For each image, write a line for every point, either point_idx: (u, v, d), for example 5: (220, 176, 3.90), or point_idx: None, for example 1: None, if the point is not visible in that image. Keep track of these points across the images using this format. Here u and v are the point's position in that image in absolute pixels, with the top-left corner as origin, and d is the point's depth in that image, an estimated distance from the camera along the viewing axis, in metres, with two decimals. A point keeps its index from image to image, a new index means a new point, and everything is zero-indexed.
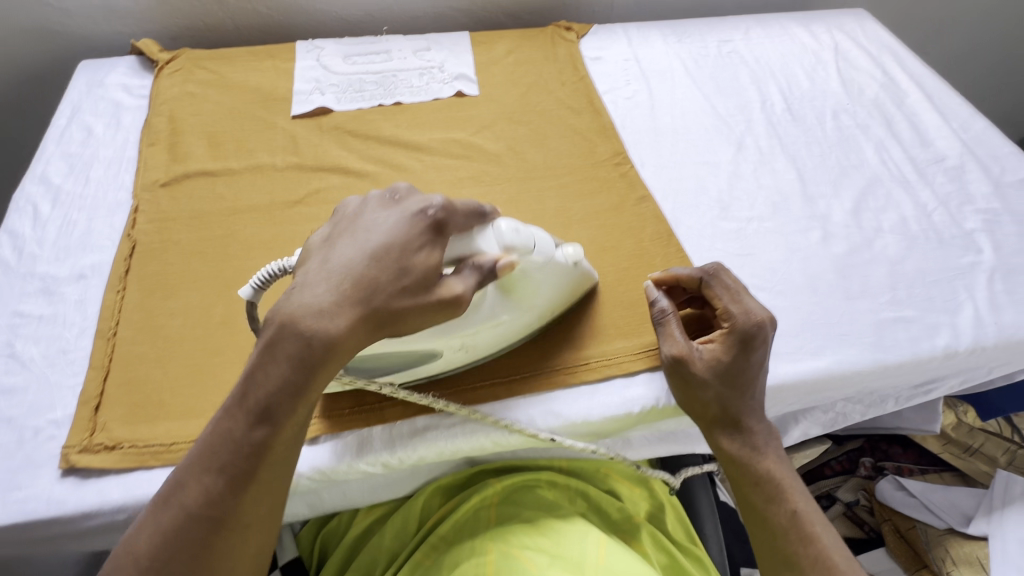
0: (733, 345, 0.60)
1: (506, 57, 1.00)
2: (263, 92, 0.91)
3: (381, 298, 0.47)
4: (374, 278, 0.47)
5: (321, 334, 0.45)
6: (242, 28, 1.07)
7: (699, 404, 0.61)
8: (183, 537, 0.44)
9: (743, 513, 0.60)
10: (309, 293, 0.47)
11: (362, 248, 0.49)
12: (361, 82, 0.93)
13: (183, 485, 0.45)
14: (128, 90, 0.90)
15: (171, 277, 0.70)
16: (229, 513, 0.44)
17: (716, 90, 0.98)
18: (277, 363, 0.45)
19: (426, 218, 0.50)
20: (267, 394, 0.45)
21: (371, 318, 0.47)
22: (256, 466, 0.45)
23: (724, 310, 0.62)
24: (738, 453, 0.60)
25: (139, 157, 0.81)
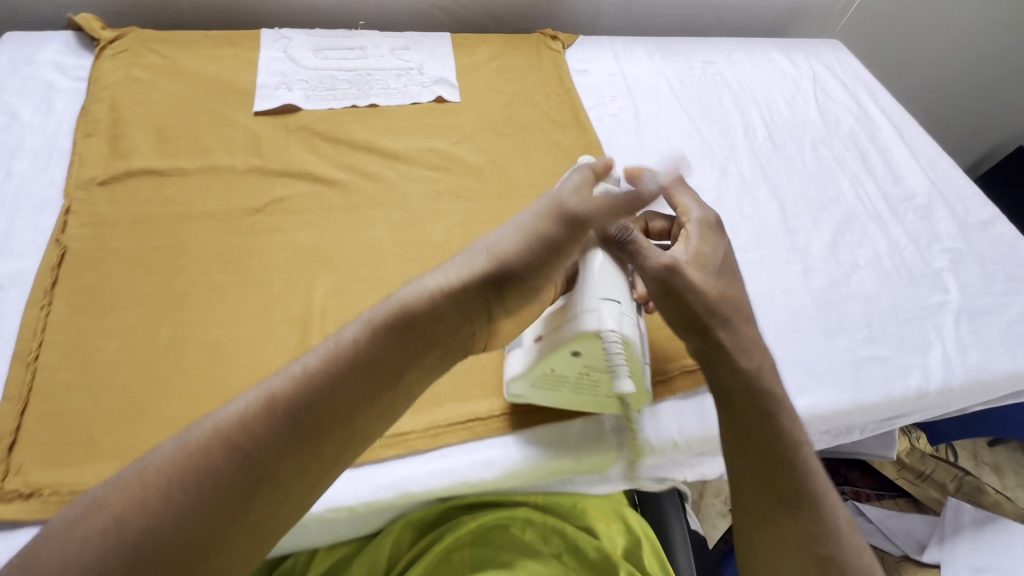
0: (708, 235, 0.59)
1: (489, 63, 0.96)
2: (221, 84, 0.82)
3: (517, 249, 0.49)
4: (535, 218, 0.51)
5: (431, 297, 0.45)
6: (200, 10, 0.97)
7: (705, 306, 0.54)
8: (218, 475, 0.35)
9: (748, 468, 0.51)
10: (454, 263, 0.48)
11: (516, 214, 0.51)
12: (333, 80, 0.86)
13: (243, 413, 0.37)
14: (62, 71, 0.80)
15: (110, 292, 0.61)
16: (275, 468, 0.37)
17: (700, 114, 0.97)
18: (396, 296, 0.45)
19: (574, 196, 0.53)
20: (373, 342, 0.42)
21: (500, 265, 0.48)
22: (328, 426, 0.39)
23: (688, 209, 0.62)
24: (750, 377, 0.53)
25: (73, 149, 0.71)
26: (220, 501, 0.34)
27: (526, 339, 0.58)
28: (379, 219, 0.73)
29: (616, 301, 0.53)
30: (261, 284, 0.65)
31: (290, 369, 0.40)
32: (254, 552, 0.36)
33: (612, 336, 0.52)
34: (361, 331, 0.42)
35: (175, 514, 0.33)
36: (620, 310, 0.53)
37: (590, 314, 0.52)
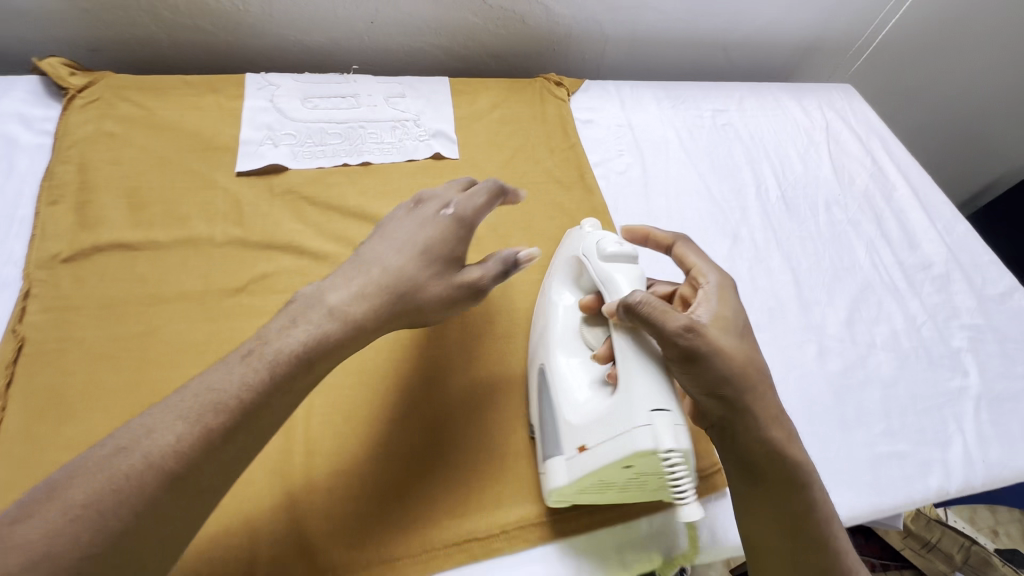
0: (727, 296, 0.58)
1: (490, 112, 0.90)
2: (201, 139, 0.76)
3: (418, 279, 0.56)
4: (429, 240, 0.58)
5: (334, 325, 0.50)
6: (181, 47, 0.91)
7: (738, 376, 0.52)
8: (133, 488, 0.39)
9: (771, 533, 0.54)
10: (361, 288, 0.53)
11: (403, 246, 0.58)
12: (323, 133, 0.81)
13: (155, 432, 0.41)
14: (26, 124, 0.73)
15: (73, 393, 0.56)
16: (191, 472, 0.41)
17: (711, 170, 0.92)
18: (298, 327, 0.49)
19: (442, 217, 0.60)
20: (300, 353, 0.48)
21: (402, 294, 0.55)
22: (244, 426, 0.44)
23: (699, 269, 0.61)
24: (774, 447, 0.52)
25: (35, 219, 0.65)
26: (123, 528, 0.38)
27: (570, 449, 0.56)
28: None
29: (668, 412, 0.50)
30: None
31: (197, 398, 0.43)
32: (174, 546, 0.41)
33: (672, 455, 0.49)
34: (274, 367, 0.46)
35: (87, 535, 0.36)
36: (673, 422, 0.50)
37: (642, 433, 0.49)
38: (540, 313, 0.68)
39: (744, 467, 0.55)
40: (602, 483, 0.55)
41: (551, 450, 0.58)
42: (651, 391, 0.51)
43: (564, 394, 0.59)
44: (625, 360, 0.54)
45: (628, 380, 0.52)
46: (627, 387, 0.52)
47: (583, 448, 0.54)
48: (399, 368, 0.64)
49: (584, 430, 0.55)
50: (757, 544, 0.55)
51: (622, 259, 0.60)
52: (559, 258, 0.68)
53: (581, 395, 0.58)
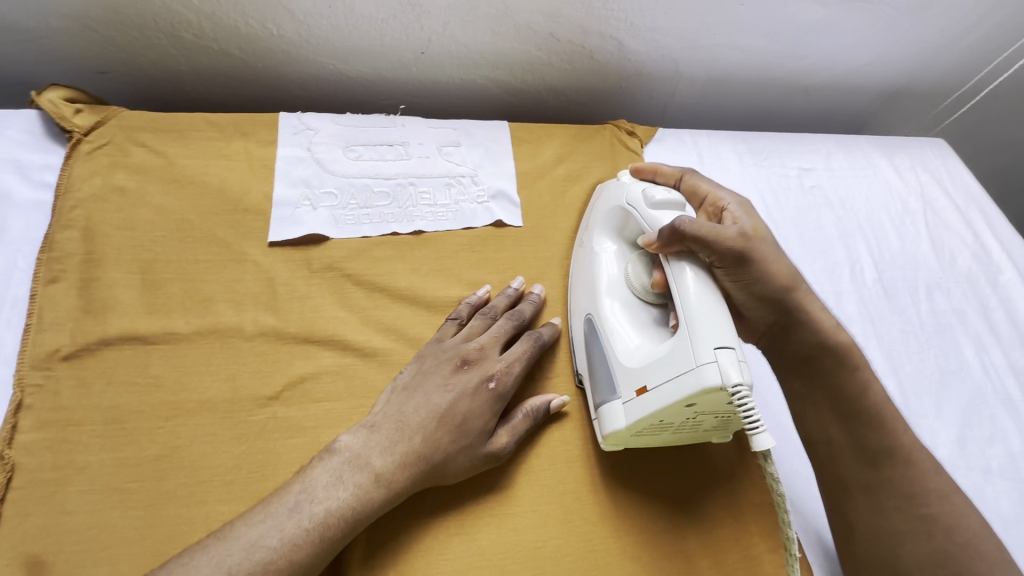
0: (752, 218, 0.59)
1: (555, 167, 0.79)
2: (227, 197, 0.65)
3: (442, 455, 0.52)
4: (472, 414, 0.54)
5: (378, 500, 0.49)
6: (203, 72, 0.79)
7: (779, 270, 0.56)
8: None
9: (831, 424, 0.57)
10: (396, 443, 0.52)
11: (433, 409, 0.54)
12: (367, 192, 0.69)
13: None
14: (23, 174, 0.62)
15: (72, 538, 0.47)
16: None
17: (800, 244, 0.82)
18: (343, 488, 0.48)
19: (484, 393, 0.56)
20: (331, 523, 0.47)
21: (427, 472, 0.52)
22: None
23: (714, 195, 0.62)
24: (824, 334, 0.57)
25: (32, 302, 0.55)
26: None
27: (627, 392, 0.54)
28: None
29: (733, 349, 0.48)
30: None
31: (244, 553, 0.44)
32: None
33: (741, 392, 0.46)
34: (322, 529, 0.46)
35: None
36: (739, 359, 0.48)
37: (710, 369, 0.47)
38: (579, 266, 0.66)
39: (796, 363, 0.59)
40: (662, 423, 0.52)
41: (606, 391, 0.56)
42: (719, 323, 0.48)
43: (615, 338, 0.57)
44: (684, 291, 0.51)
45: (690, 316, 0.50)
46: (688, 313, 0.50)
47: (643, 390, 0.52)
48: (464, 507, 0.54)
49: (639, 371, 0.53)
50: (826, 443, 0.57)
51: (672, 206, 0.58)
52: (599, 209, 0.67)
53: (630, 338, 0.57)
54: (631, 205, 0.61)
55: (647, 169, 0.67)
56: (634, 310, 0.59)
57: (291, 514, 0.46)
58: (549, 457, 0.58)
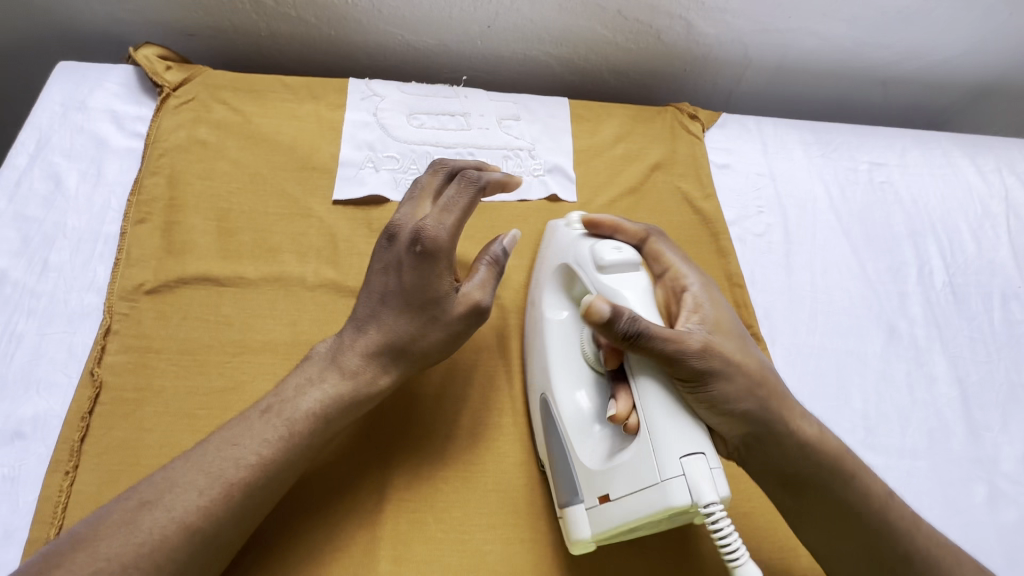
0: (715, 296, 0.55)
1: (613, 146, 0.78)
2: (297, 156, 0.69)
3: (399, 330, 0.53)
4: (413, 284, 0.53)
5: (343, 390, 0.50)
6: (279, 37, 0.82)
7: (753, 372, 0.50)
8: (165, 545, 0.41)
9: (836, 539, 0.52)
10: (361, 337, 0.53)
11: (381, 293, 0.54)
12: (428, 159, 0.71)
13: (180, 489, 0.43)
14: (118, 123, 0.68)
15: (145, 454, 0.51)
16: (212, 527, 0.43)
17: (865, 241, 0.78)
18: (314, 387, 0.50)
19: (415, 259, 0.53)
20: (296, 427, 0.48)
21: (391, 350, 0.52)
22: (256, 482, 0.45)
23: (673, 267, 0.57)
24: (808, 446, 0.51)
25: (122, 239, 0.60)
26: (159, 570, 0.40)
27: (590, 498, 0.49)
28: (470, 372, 0.60)
29: (702, 456, 0.43)
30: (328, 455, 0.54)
31: (219, 456, 0.45)
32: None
33: (711, 507, 0.42)
34: (292, 429, 0.48)
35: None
36: (710, 468, 0.43)
37: (677, 486, 0.42)
38: (532, 334, 0.59)
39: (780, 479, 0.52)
40: (630, 531, 0.47)
41: (565, 492, 0.51)
42: (685, 431, 0.44)
43: (575, 433, 0.52)
44: (645, 398, 0.46)
45: (651, 424, 0.45)
46: (647, 419, 0.45)
47: (606, 500, 0.47)
48: (508, 465, 0.56)
49: (597, 475, 0.48)
50: (830, 537, 0.52)
51: (624, 267, 0.52)
52: (549, 266, 0.60)
53: (586, 431, 0.51)
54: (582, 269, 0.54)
55: (606, 224, 0.59)
56: (595, 395, 0.53)
57: (263, 418, 0.48)
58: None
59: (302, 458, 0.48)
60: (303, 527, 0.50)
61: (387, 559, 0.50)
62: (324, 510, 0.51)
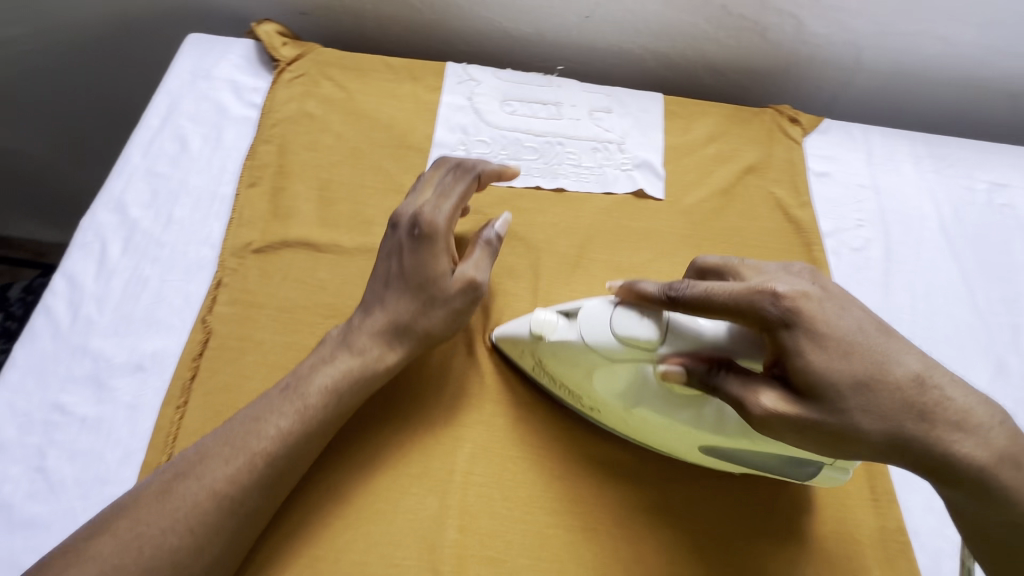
0: (814, 318, 0.44)
1: (705, 145, 0.76)
2: (394, 134, 0.71)
3: (401, 312, 0.55)
4: (414, 267, 0.55)
5: (351, 367, 0.53)
6: (383, 20, 0.85)
7: (869, 403, 0.43)
8: (193, 513, 0.45)
9: None
10: (371, 318, 0.55)
11: (387, 279, 0.56)
12: (518, 145, 0.72)
13: (208, 460, 0.47)
14: (237, 93, 0.73)
15: (244, 398, 0.55)
16: (236, 495, 0.47)
17: (977, 267, 0.72)
18: (329, 367, 0.52)
19: (411, 247, 0.56)
20: (307, 406, 0.50)
21: (394, 331, 0.54)
22: (275, 454, 0.48)
23: (745, 305, 0.45)
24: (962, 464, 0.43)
25: (235, 201, 0.65)
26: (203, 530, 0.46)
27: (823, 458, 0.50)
28: None
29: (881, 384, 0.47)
30: (409, 421, 0.56)
31: (243, 429, 0.49)
32: (246, 539, 0.48)
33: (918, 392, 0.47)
34: (306, 406, 0.50)
35: (156, 539, 0.44)
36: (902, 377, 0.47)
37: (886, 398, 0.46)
38: (633, 425, 0.54)
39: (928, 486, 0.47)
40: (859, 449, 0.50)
41: (800, 472, 0.52)
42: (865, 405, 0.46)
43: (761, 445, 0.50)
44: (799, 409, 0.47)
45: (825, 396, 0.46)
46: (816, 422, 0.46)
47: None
48: (578, 453, 0.56)
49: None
50: None
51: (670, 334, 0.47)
52: (574, 377, 0.53)
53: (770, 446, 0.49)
54: (630, 355, 0.49)
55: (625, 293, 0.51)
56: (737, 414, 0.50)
57: (281, 396, 0.51)
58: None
59: (316, 440, 0.51)
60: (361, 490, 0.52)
61: (454, 526, 0.52)
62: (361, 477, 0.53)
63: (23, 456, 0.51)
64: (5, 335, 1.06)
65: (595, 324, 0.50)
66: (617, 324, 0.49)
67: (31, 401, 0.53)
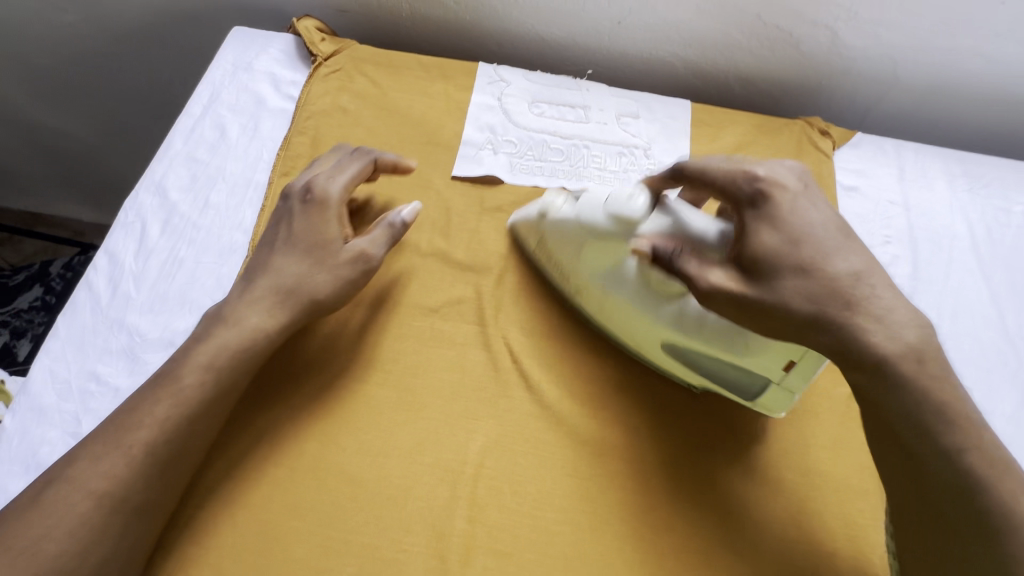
0: (782, 207, 0.48)
1: (733, 154, 0.76)
2: (424, 131, 0.73)
3: (293, 275, 0.57)
4: (303, 232, 0.59)
5: (244, 341, 0.54)
6: (418, 19, 0.87)
7: (799, 289, 0.46)
8: (79, 514, 0.46)
9: None
10: (251, 288, 0.57)
11: (276, 244, 0.59)
12: (544, 147, 0.73)
13: (84, 462, 0.47)
14: (275, 85, 0.75)
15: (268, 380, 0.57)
16: (119, 490, 0.47)
17: (1009, 290, 0.70)
18: (204, 344, 0.53)
19: (307, 210, 0.60)
20: (185, 389, 0.51)
21: (284, 295, 0.57)
22: (156, 442, 0.49)
23: (733, 185, 0.50)
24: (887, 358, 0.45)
25: (269, 190, 0.67)
26: (167, 484, 0.50)
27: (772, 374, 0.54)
28: (562, 357, 0.61)
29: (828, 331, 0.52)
30: (424, 411, 0.57)
31: (122, 426, 0.49)
32: (144, 534, 0.48)
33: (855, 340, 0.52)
34: (189, 392, 0.51)
35: (38, 545, 0.44)
36: None
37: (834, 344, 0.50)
38: (608, 312, 0.60)
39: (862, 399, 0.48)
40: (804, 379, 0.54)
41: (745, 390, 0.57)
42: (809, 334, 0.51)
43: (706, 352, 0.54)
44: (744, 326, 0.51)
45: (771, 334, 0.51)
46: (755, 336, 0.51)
47: (790, 366, 0.52)
48: (589, 454, 0.56)
49: (771, 357, 0.52)
50: None
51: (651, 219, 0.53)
52: (569, 256, 0.60)
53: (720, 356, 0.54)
54: (614, 231, 0.55)
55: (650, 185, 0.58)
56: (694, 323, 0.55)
57: (155, 387, 0.51)
58: (681, 432, 0.58)
59: (208, 413, 0.52)
60: (370, 477, 0.54)
61: (462, 518, 0.53)
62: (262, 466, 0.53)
63: (59, 422, 0.54)
64: (45, 309, 1.11)
65: (590, 204, 0.57)
66: (612, 200, 0.54)
67: (69, 370, 0.56)
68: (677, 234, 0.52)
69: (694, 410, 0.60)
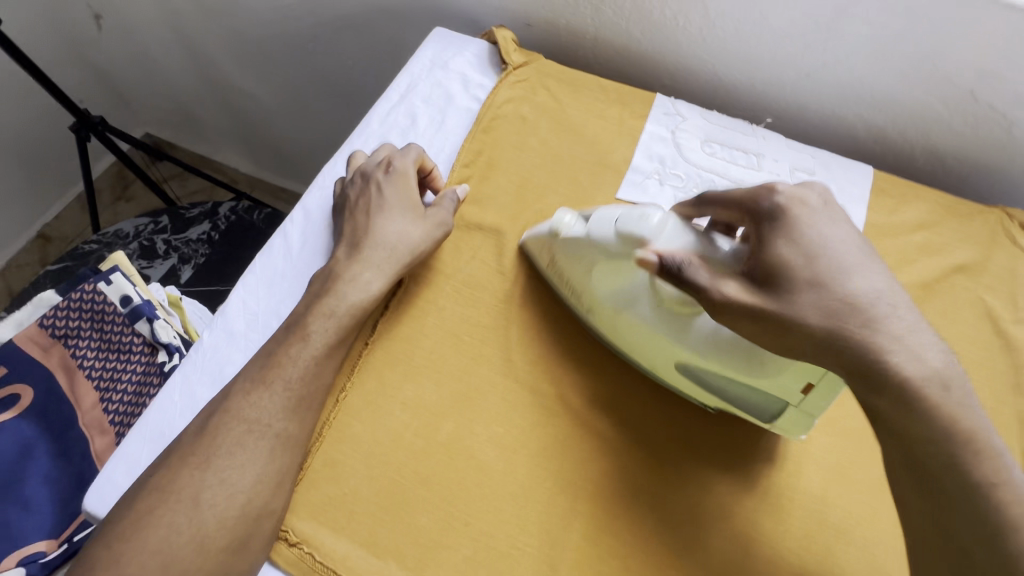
0: (806, 215, 0.48)
1: (915, 232, 0.71)
2: (595, 151, 0.75)
3: (383, 233, 0.63)
4: (388, 198, 0.65)
5: (359, 301, 0.60)
6: (600, 44, 0.90)
7: (831, 307, 0.44)
8: (222, 432, 0.52)
9: None
10: (360, 253, 0.62)
11: (366, 212, 0.65)
12: (710, 187, 0.73)
13: (238, 393, 0.54)
14: (465, 85, 0.81)
15: (418, 354, 0.61)
16: (262, 417, 0.53)
17: None
18: (320, 295, 0.59)
19: (386, 180, 0.66)
20: (306, 335, 0.57)
21: (385, 255, 0.62)
22: (292, 378, 0.55)
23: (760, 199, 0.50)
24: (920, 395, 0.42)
25: (446, 181, 0.73)
26: None
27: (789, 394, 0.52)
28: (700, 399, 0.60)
29: None
30: (558, 418, 0.58)
31: (260, 363, 0.56)
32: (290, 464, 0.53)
33: None
34: (319, 338, 0.57)
35: (207, 451, 0.51)
36: None
37: None
38: (619, 330, 0.59)
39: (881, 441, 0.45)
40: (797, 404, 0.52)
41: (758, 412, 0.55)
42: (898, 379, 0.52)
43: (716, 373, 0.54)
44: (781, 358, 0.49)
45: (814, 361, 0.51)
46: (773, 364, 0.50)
47: (809, 388, 0.50)
48: (712, 504, 0.55)
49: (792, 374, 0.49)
50: None
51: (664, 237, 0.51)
52: (578, 272, 0.60)
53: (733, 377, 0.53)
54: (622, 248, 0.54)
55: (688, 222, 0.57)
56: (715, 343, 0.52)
57: (286, 333, 0.58)
58: (824, 513, 0.55)
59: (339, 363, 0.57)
60: (495, 471, 0.56)
61: (578, 532, 0.53)
62: (410, 437, 0.57)
63: (246, 346, 0.62)
64: (208, 244, 1.26)
65: (604, 220, 0.56)
66: (624, 217, 0.53)
67: (260, 303, 0.64)
68: (685, 250, 0.50)
69: (836, 491, 0.56)
